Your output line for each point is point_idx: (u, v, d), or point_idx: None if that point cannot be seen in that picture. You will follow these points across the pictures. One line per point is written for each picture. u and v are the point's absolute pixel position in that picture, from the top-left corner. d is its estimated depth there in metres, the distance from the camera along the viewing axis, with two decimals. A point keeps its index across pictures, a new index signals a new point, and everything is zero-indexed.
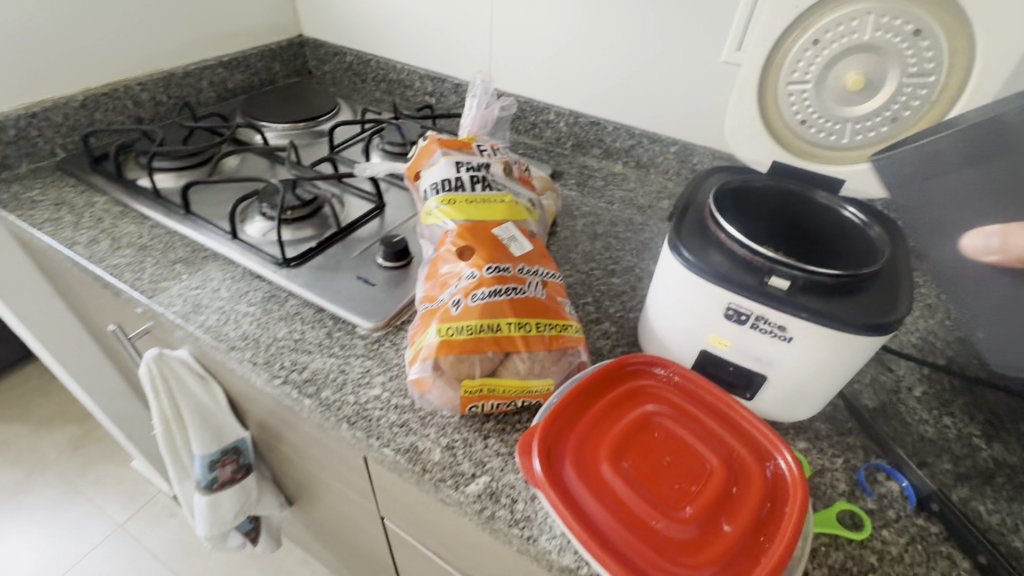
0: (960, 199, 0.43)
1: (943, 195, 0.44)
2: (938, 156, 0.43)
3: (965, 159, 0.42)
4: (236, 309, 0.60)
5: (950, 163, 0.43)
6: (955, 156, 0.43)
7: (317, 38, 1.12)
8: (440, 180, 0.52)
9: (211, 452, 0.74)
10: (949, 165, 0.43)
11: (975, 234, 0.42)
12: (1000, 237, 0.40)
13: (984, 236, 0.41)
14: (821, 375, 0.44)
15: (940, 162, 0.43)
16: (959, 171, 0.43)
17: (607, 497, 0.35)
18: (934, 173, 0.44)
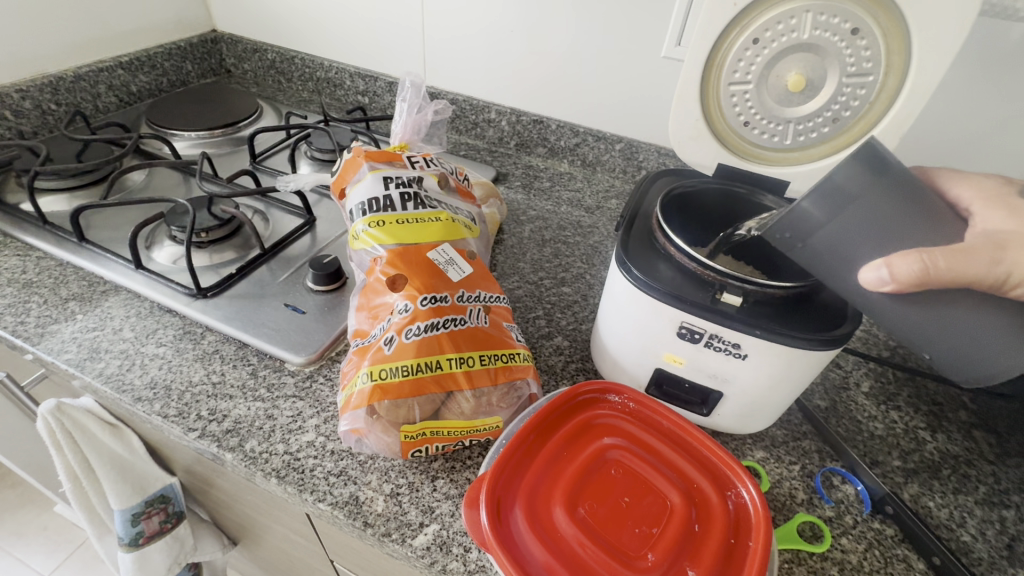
0: (840, 248, 0.36)
1: (822, 250, 0.37)
2: (804, 218, 0.37)
3: (828, 213, 0.36)
4: (142, 351, 0.53)
5: (817, 221, 0.36)
6: (816, 213, 0.36)
7: (232, 34, 1.03)
8: (367, 200, 0.47)
9: (131, 505, 0.65)
10: (818, 221, 0.36)
11: (865, 275, 0.35)
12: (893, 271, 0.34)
13: (875, 277, 0.34)
14: (776, 389, 0.42)
15: (808, 225, 0.37)
16: (830, 225, 0.36)
17: (563, 553, 0.33)
18: (808, 236, 0.37)
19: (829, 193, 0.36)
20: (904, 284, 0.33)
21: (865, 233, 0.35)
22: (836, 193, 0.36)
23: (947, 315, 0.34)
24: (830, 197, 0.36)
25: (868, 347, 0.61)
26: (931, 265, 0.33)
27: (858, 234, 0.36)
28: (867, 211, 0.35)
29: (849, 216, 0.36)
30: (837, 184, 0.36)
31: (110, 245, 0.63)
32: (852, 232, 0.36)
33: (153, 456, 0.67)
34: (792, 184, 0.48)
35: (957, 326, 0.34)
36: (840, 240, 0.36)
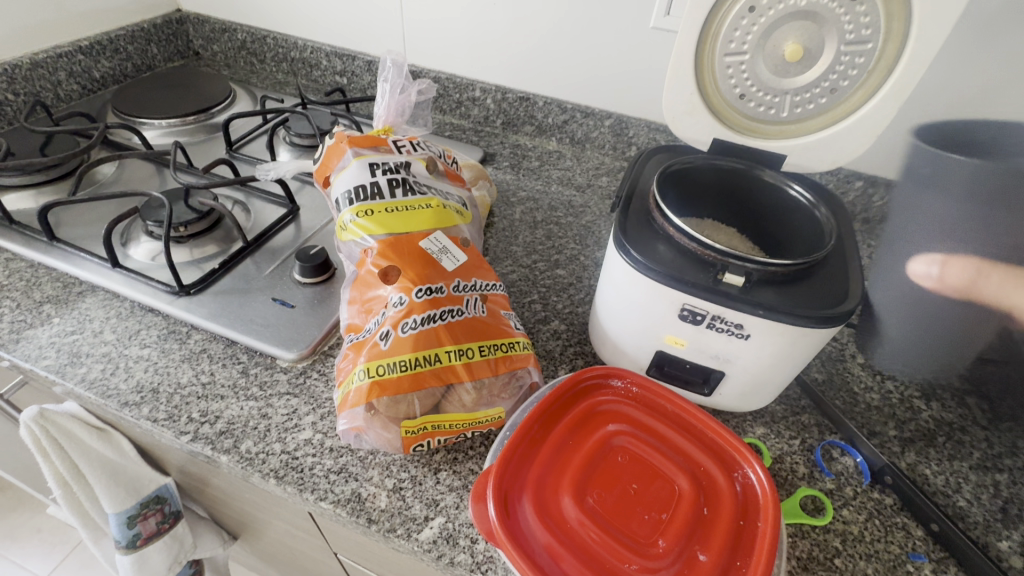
0: (928, 220, 0.49)
1: (922, 206, 0.50)
2: (932, 175, 0.49)
3: (945, 185, 0.47)
4: (126, 354, 0.51)
5: (936, 184, 0.48)
6: (940, 177, 0.48)
7: (199, 13, 0.97)
8: (353, 188, 0.45)
9: (126, 509, 0.64)
10: (934, 188, 0.49)
11: (923, 267, 0.49)
12: (939, 275, 0.47)
13: (927, 274, 0.48)
14: (777, 368, 0.42)
15: (930, 182, 0.49)
16: (939, 194, 0.48)
17: (574, 544, 0.32)
18: (924, 188, 0.50)
19: (930, 174, 0.49)
20: (942, 285, 0.47)
21: (921, 229, 0.49)
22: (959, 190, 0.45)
23: (948, 314, 0.47)
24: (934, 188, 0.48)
25: None
26: (974, 281, 0.44)
27: (925, 220, 0.49)
28: (966, 203, 0.45)
29: (929, 207, 0.49)
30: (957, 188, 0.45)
31: (84, 242, 0.60)
32: (942, 213, 0.47)
33: (146, 457, 0.65)
34: (789, 158, 0.48)
35: (950, 329, 0.47)
36: (914, 223, 0.51)
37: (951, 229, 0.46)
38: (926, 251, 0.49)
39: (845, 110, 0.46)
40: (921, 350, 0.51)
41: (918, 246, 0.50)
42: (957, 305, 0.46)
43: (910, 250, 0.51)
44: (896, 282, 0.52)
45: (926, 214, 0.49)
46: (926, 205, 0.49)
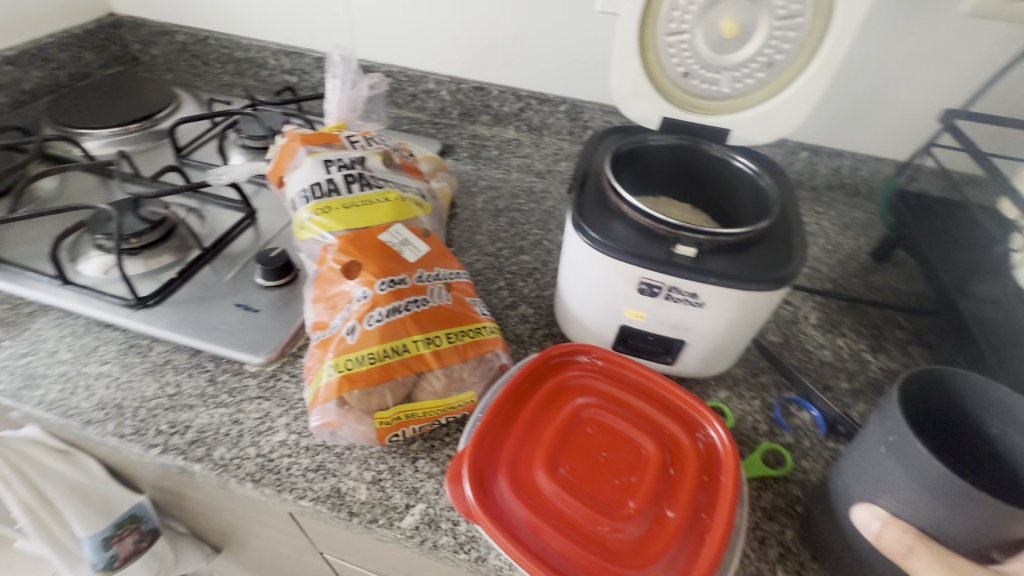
0: (885, 474, 0.34)
1: (877, 453, 0.35)
2: (901, 442, 0.33)
3: (913, 467, 0.32)
4: (85, 372, 0.49)
5: (909, 451, 0.33)
6: (912, 457, 0.32)
7: (133, 15, 0.93)
8: (309, 185, 0.45)
9: (100, 530, 0.62)
10: (893, 449, 0.33)
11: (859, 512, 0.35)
12: (880, 533, 0.33)
13: (863, 522, 0.34)
14: (733, 332, 0.44)
15: (903, 447, 0.33)
16: (905, 471, 0.33)
17: (548, 513, 0.33)
18: (890, 442, 0.34)
19: (892, 433, 0.34)
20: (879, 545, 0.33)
21: (877, 474, 0.35)
22: (956, 493, 0.31)
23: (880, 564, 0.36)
24: (899, 450, 0.33)
25: (813, 283, 0.66)
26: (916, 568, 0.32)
27: (877, 471, 0.35)
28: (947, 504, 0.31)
29: (887, 463, 0.34)
30: (941, 483, 0.31)
31: (29, 261, 0.57)
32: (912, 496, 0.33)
33: (115, 477, 0.64)
34: (734, 132, 0.50)
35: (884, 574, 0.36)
36: (864, 454, 0.36)
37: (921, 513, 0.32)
38: (882, 498, 0.34)
39: (783, 81, 0.48)
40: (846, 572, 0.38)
41: (871, 487, 0.35)
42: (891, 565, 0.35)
43: (859, 481, 0.36)
44: (831, 500, 0.39)
45: (886, 470, 0.34)
46: (875, 457, 0.35)
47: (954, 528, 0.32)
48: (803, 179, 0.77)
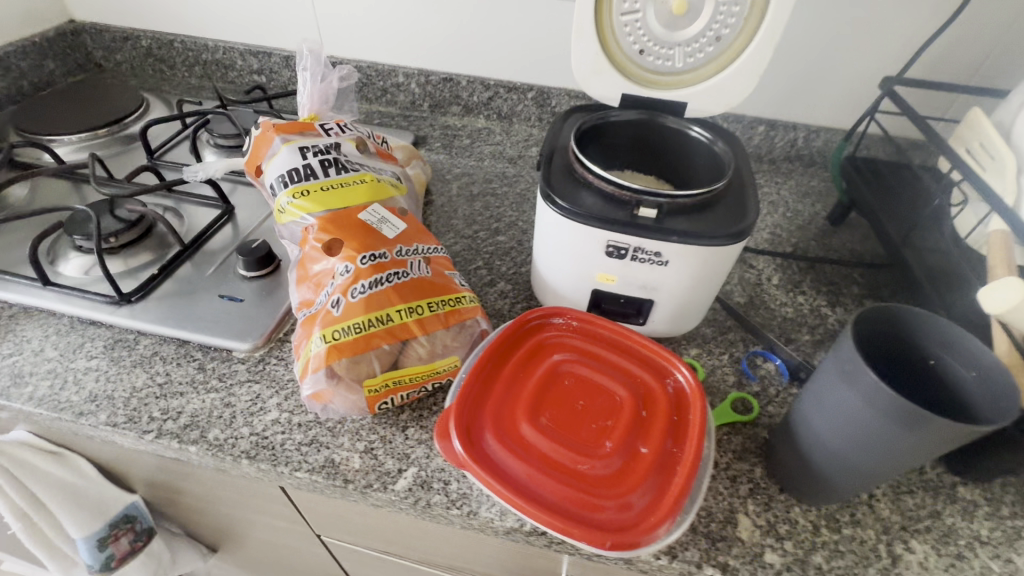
0: (842, 400, 0.37)
1: (835, 380, 0.37)
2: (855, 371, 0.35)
3: (866, 394, 0.35)
4: (72, 368, 0.50)
5: (861, 379, 0.35)
6: (864, 384, 0.35)
7: (95, 22, 0.93)
8: (287, 171, 0.46)
9: (95, 531, 0.62)
10: (849, 377, 0.36)
11: None
12: None
13: None
14: (698, 289, 0.47)
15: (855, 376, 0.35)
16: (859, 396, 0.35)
17: (532, 457, 0.36)
18: (846, 371, 0.36)
19: (846, 363, 0.36)
20: None
21: (833, 401, 0.37)
22: (902, 414, 0.33)
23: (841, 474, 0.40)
24: (853, 379, 0.36)
25: (773, 247, 0.69)
26: None
27: (834, 397, 0.37)
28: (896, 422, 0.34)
29: (842, 389, 0.37)
30: (890, 406, 0.34)
31: (6, 265, 0.57)
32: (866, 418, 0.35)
33: (108, 478, 0.64)
34: (689, 105, 0.54)
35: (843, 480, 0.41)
36: (824, 383, 0.39)
37: (873, 431, 0.36)
38: (840, 420, 0.37)
39: (731, 54, 0.51)
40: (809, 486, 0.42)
41: (830, 411, 0.38)
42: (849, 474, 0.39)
43: (820, 408, 0.39)
44: (796, 424, 0.42)
45: (841, 396, 0.37)
46: (832, 385, 0.38)
47: (898, 443, 0.35)
48: (761, 151, 0.81)
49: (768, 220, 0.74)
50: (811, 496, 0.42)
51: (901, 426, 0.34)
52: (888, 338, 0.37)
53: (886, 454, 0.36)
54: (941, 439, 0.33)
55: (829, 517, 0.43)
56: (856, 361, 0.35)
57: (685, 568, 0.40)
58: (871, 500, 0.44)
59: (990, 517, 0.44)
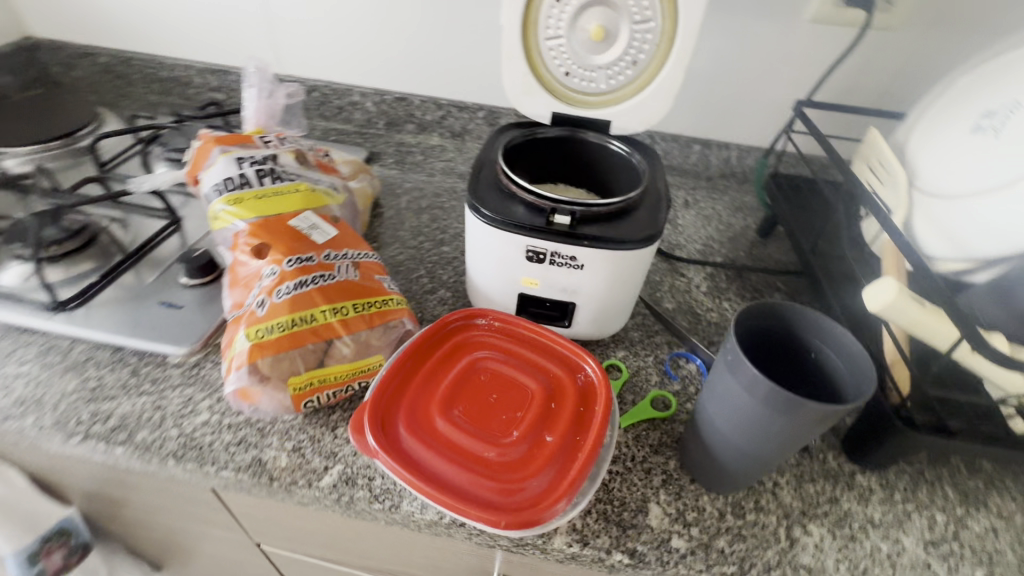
0: (731, 390, 0.40)
1: (724, 372, 0.40)
2: (736, 362, 0.38)
3: (747, 382, 0.38)
4: (2, 373, 0.50)
5: (742, 370, 0.38)
6: (744, 373, 0.38)
7: (53, 39, 0.94)
8: (222, 180, 0.48)
9: (25, 547, 0.61)
10: (733, 368, 0.39)
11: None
12: None
13: None
14: (615, 292, 0.50)
15: (737, 367, 0.38)
16: (742, 385, 0.38)
17: (442, 447, 0.38)
18: (731, 363, 0.39)
19: (729, 354, 0.39)
20: None
21: (724, 391, 0.40)
22: (777, 400, 0.37)
23: (743, 461, 0.42)
24: (736, 369, 0.39)
25: (704, 258, 0.74)
26: None
27: (725, 388, 0.40)
28: (775, 407, 0.37)
29: (729, 379, 0.40)
30: (768, 394, 0.37)
31: None
32: (751, 405, 0.38)
33: (41, 490, 0.63)
34: (613, 124, 0.57)
35: (749, 469, 0.43)
36: (717, 375, 0.42)
37: (757, 419, 0.39)
38: (732, 408, 0.40)
39: (648, 77, 0.55)
40: (724, 478, 0.44)
41: (723, 402, 0.41)
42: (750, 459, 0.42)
43: (716, 399, 0.42)
44: (700, 417, 0.44)
45: (730, 386, 0.40)
46: (722, 376, 0.41)
47: (780, 426, 0.38)
48: (698, 169, 0.86)
49: (702, 233, 0.79)
50: (714, 484, 0.45)
51: (778, 412, 0.37)
52: (769, 333, 0.40)
53: (770, 438, 0.39)
54: (812, 421, 0.36)
55: (734, 505, 0.45)
56: (738, 355, 0.38)
57: (595, 555, 0.42)
58: (775, 489, 0.47)
59: (883, 502, 0.47)
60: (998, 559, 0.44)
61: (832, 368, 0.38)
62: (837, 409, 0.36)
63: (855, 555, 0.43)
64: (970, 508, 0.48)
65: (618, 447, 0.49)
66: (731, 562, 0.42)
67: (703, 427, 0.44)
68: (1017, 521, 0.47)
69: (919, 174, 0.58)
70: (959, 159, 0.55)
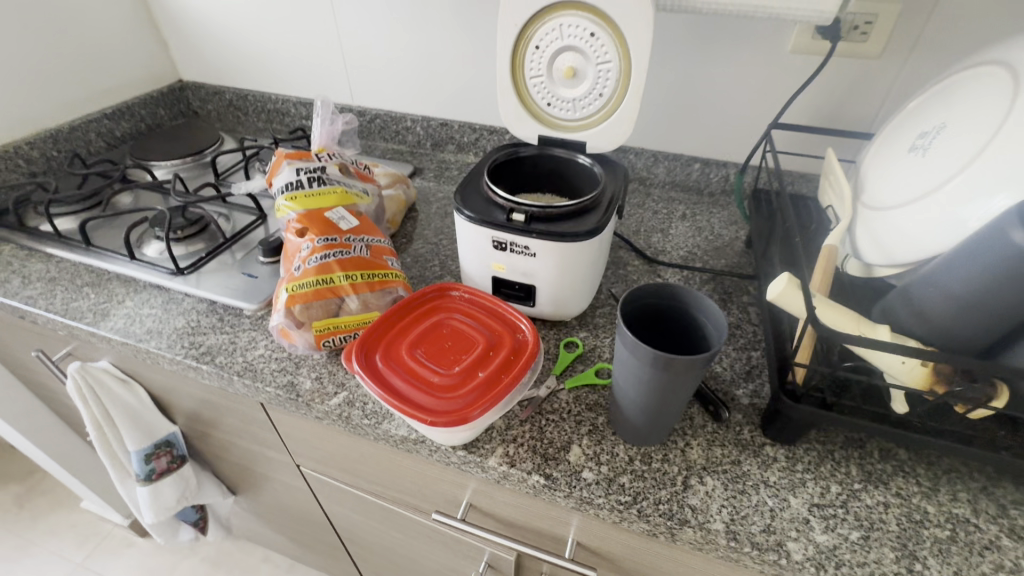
0: (623, 355, 0.50)
1: (619, 342, 0.50)
2: (622, 332, 0.48)
3: (630, 346, 0.48)
4: (140, 312, 0.73)
5: (625, 337, 0.48)
6: (627, 339, 0.48)
7: (196, 81, 1.25)
8: (284, 184, 0.67)
9: (144, 447, 0.85)
10: (621, 336, 0.49)
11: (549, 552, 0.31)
12: None
13: None
14: (566, 277, 0.63)
15: (622, 335, 0.48)
16: (628, 348, 0.48)
17: (404, 371, 0.53)
18: (620, 332, 0.49)
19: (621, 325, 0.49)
20: None
21: (621, 356, 0.50)
22: (650, 359, 0.46)
23: (644, 415, 0.52)
24: (623, 337, 0.49)
25: (685, 262, 0.82)
26: None
27: (621, 353, 0.50)
28: (650, 366, 0.47)
29: (621, 345, 0.49)
30: (644, 355, 0.47)
31: (110, 246, 0.83)
32: (635, 365, 0.48)
33: (157, 408, 0.86)
34: (587, 144, 0.70)
35: (652, 422, 0.52)
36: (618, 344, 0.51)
37: (643, 377, 0.48)
38: (626, 368, 0.50)
39: (613, 105, 0.67)
40: (636, 430, 0.54)
41: (622, 365, 0.51)
42: (648, 412, 0.51)
43: (618, 364, 0.52)
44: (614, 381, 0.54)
45: (623, 350, 0.50)
46: (618, 345, 0.50)
47: (659, 381, 0.48)
48: (698, 185, 0.95)
49: (691, 241, 0.87)
50: (630, 435, 0.55)
51: (654, 368, 0.47)
52: (661, 307, 0.51)
53: (656, 392, 0.49)
54: (679, 374, 0.46)
55: (644, 454, 0.55)
56: (621, 324, 0.48)
57: (520, 474, 0.54)
58: (685, 447, 0.56)
59: (783, 469, 0.54)
60: (879, 527, 0.50)
61: (706, 333, 0.49)
62: (696, 363, 0.45)
63: (740, 504, 0.51)
64: (868, 485, 0.53)
65: (559, 402, 0.60)
66: (627, 493, 0.52)
67: (615, 389, 0.54)
68: (914, 501, 0.52)
69: (865, 190, 0.65)
70: (894, 175, 0.61)
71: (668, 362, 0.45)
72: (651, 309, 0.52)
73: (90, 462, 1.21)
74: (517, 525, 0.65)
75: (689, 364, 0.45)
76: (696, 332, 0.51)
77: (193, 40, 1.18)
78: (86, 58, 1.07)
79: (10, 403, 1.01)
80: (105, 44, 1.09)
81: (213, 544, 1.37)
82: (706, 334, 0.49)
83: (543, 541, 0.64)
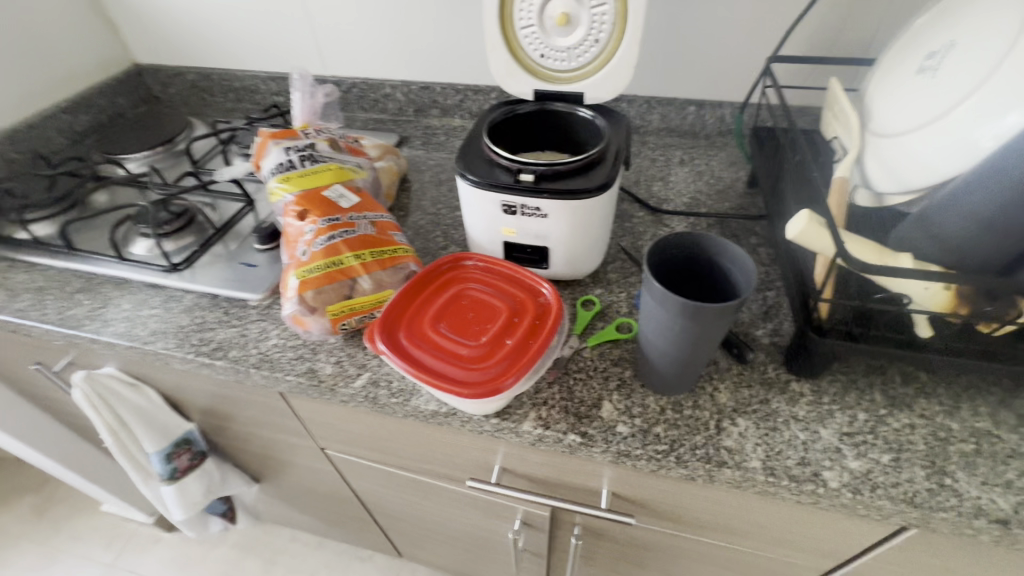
0: (652, 307, 0.49)
1: (645, 295, 0.50)
2: (649, 284, 0.48)
3: (658, 298, 0.47)
4: (141, 314, 0.70)
5: (653, 289, 0.47)
6: (655, 292, 0.47)
7: (153, 64, 1.16)
8: (275, 165, 0.64)
9: (163, 447, 0.84)
10: (648, 288, 0.48)
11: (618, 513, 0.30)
12: None
13: None
14: (580, 235, 0.61)
15: (650, 287, 0.48)
16: (655, 300, 0.48)
17: (430, 347, 0.52)
18: (647, 284, 0.48)
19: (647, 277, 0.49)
20: None
21: (649, 309, 0.50)
22: (681, 310, 0.46)
23: (675, 365, 0.52)
24: (651, 289, 0.48)
25: (690, 209, 0.81)
26: None
27: (649, 306, 0.50)
28: (681, 316, 0.46)
29: (649, 298, 0.49)
30: (673, 306, 0.46)
31: (95, 249, 0.79)
32: (665, 316, 0.48)
33: (170, 408, 0.85)
34: (585, 96, 0.67)
35: (682, 371, 0.53)
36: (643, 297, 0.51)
37: (674, 327, 0.48)
38: (654, 320, 0.50)
39: (610, 51, 0.64)
40: (667, 381, 0.54)
41: (650, 318, 0.50)
42: (679, 361, 0.51)
43: (646, 317, 0.51)
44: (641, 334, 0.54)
45: (650, 303, 0.49)
46: (645, 298, 0.50)
47: (689, 330, 0.48)
48: (693, 128, 0.93)
49: (693, 186, 0.86)
50: (660, 387, 0.56)
51: (685, 319, 0.47)
52: (685, 256, 0.51)
53: (688, 342, 0.49)
54: (711, 322, 0.46)
55: (674, 403, 0.56)
56: (648, 276, 0.47)
57: (556, 435, 0.54)
58: (713, 392, 0.57)
59: (810, 403, 0.55)
60: (908, 447, 0.51)
61: (733, 278, 0.49)
62: (727, 310, 0.45)
63: (773, 441, 0.52)
64: (893, 409, 0.54)
65: (585, 360, 0.60)
66: (664, 442, 0.53)
67: (643, 342, 0.54)
68: (938, 420, 0.53)
69: (872, 118, 0.64)
70: (902, 100, 0.60)
71: (699, 311, 0.45)
72: (675, 260, 0.51)
73: (106, 467, 1.20)
74: (551, 482, 0.66)
75: (721, 311, 0.45)
76: (721, 279, 0.50)
77: (143, 17, 1.09)
78: (30, 47, 0.99)
79: (14, 419, 0.99)
80: (47, 31, 1.01)
81: (240, 531, 1.39)
82: (732, 279, 0.49)
83: (578, 494, 0.66)
